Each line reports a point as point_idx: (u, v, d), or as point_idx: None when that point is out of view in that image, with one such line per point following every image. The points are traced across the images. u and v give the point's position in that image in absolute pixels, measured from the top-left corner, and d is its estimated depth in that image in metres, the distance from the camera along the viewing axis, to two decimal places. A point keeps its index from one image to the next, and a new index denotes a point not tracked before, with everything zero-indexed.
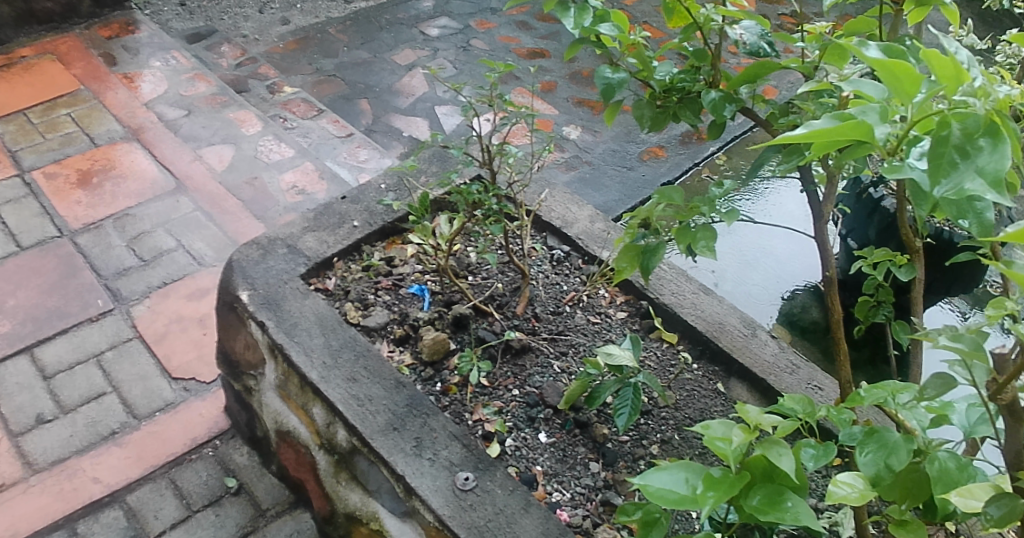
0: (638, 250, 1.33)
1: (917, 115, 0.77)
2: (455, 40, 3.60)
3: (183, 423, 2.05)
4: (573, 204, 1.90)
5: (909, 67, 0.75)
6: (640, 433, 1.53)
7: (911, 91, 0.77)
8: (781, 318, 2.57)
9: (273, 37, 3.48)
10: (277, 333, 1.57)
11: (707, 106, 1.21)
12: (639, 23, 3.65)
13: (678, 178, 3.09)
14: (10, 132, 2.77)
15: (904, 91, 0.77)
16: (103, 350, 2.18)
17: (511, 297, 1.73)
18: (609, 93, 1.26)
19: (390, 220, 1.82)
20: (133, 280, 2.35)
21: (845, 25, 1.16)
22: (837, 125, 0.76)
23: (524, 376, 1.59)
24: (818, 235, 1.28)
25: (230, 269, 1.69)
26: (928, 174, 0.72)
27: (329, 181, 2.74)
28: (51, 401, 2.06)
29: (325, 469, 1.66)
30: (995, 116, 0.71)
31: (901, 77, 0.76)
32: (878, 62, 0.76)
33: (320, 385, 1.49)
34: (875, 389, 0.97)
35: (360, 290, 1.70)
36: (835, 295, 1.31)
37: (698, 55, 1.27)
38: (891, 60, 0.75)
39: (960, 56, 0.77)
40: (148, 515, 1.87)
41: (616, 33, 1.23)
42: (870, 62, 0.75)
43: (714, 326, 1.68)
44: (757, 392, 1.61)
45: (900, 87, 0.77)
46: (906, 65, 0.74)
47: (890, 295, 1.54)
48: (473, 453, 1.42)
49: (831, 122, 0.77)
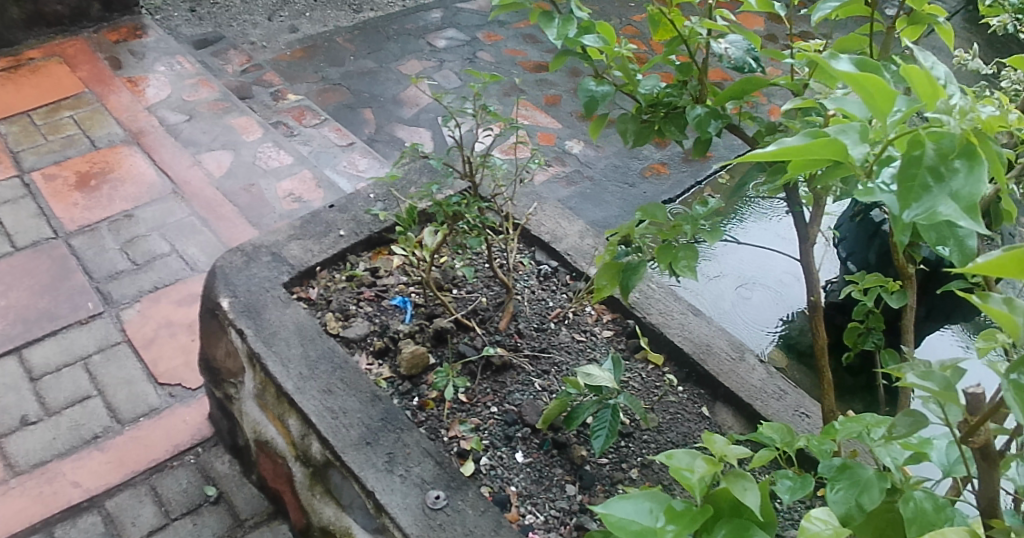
0: (619, 268, 1.29)
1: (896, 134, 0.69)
2: (462, 52, 3.60)
3: (166, 430, 2.03)
4: (564, 219, 1.87)
5: (883, 80, 0.67)
6: (619, 456, 1.50)
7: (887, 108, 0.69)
8: (779, 342, 2.53)
9: (281, 45, 3.48)
10: (255, 342, 1.55)
11: (692, 122, 1.18)
12: (646, 40, 3.64)
13: (679, 197, 3.05)
14: (13, 132, 2.78)
15: (878, 107, 0.69)
16: (90, 353, 2.16)
17: (494, 311, 1.71)
18: (592, 106, 1.23)
19: (377, 230, 1.79)
20: (124, 284, 2.34)
21: (836, 41, 1.13)
22: (809, 142, 0.69)
23: (503, 393, 1.56)
24: (804, 257, 1.24)
25: (213, 276, 1.67)
26: (898, 198, 0.62)
27: (326, 189, 2.72)
28: (35, 403, 2.05)
29: (301, 481, 1.63)
30: (973, 136, 0.61)
31: (874, 92, 0.68)
32: (850, 76, 0.68)
33: (295, 395, 1.47)
34: (851, 422, 0.93)
35: (342, 300, 1.68)
36: (819, 321, 1.27)
37: (684, 70, 1.24)
38: (862, 73, 0.67)
39: (936, 72, 0.71)
40: (125, 521, 1.85)
41: (600, 44, 1.19)
42: (840, 75, 0.67)
43: (701, 347, 1.65)
44: (742, 417, 1.57)
45: (873, 102, 0.69)
46: (878, 79, 0.66)
47: (880, 322, 1.50)
48: (445, 471, 1.39)
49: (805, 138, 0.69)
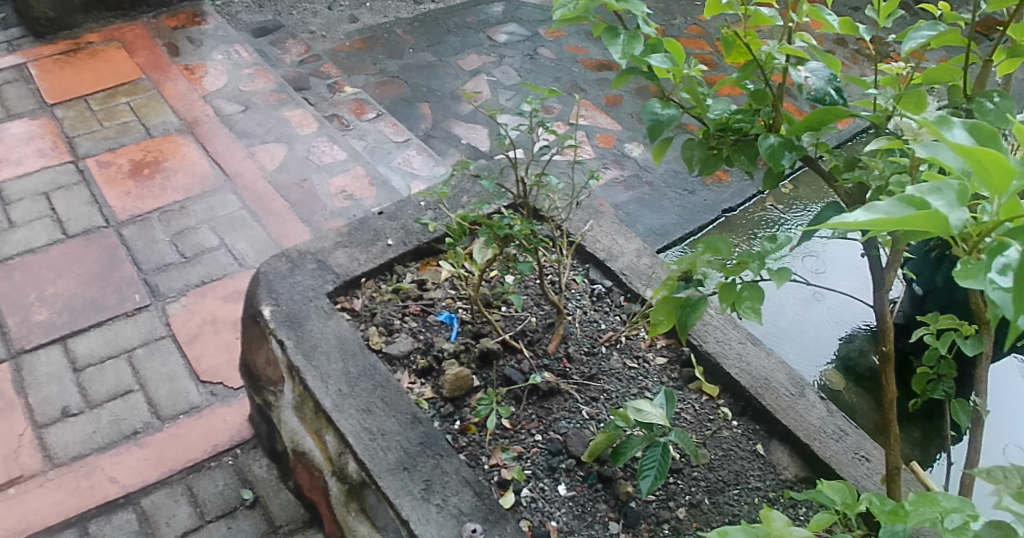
0: (677, 304, 1.21)
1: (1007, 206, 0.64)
2: (523, 48, 3.52)
3: (206, 429, 2.01)
4: (621, 236, 1.80)
5: (1003, 158, 0.60)
6: (667, 494, 1.43)
7: (1002, 184, 0.62)
8: (838, 362, 2.42)
9: (340, 35, 3.45)
10: (295, 354, 1.51)
11: (764, 153, 1.09)
12: (712, 40, 3.52)
13: (741, 206, 2.93)
14: (70, 117, 2.80)
15: (996, 185, 0.62)
16: (135, 346, 2.16)
17: (544, 333, 1.64)
18: (657, 131, 1.14)
19: (425, 240, 1.74)
20: (172, 277, 2.33)
21: (925, 71, 1.04)
22: (911, 214, 0.63)
23: (549, 420, 1.50)
24: (876, 304, 1.16)
25: (257, 281, 1.64)
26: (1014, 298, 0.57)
27: (379, 187, 2.68)
28: (78, 395, 2.05)
29: (336, 497, 1.57)
30: None
31: (992, 168, 0.61)
32: (964, 148, 0.60)
33: (333, 414, 1.43)
34: (923, 505, 0.85)
35: (387, 313, 1.64)
36: (890, 374, 1.18)
37: (758, 95, 1.15)
38: (980, 147, 0.60)
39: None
40: (160, 520, 1.84)
41: (668, 65, 1.11)
42: (954, 147, 0.59)
43: (760, 381, 1.56)
44: (799, 457, 1.49)
45: (987, 178, 0.62)
46: (999, 157, 0.59)
47: (952, 370, 1.43)
48: (484, 503, 1.33)
49: (905, 210, 0.64)
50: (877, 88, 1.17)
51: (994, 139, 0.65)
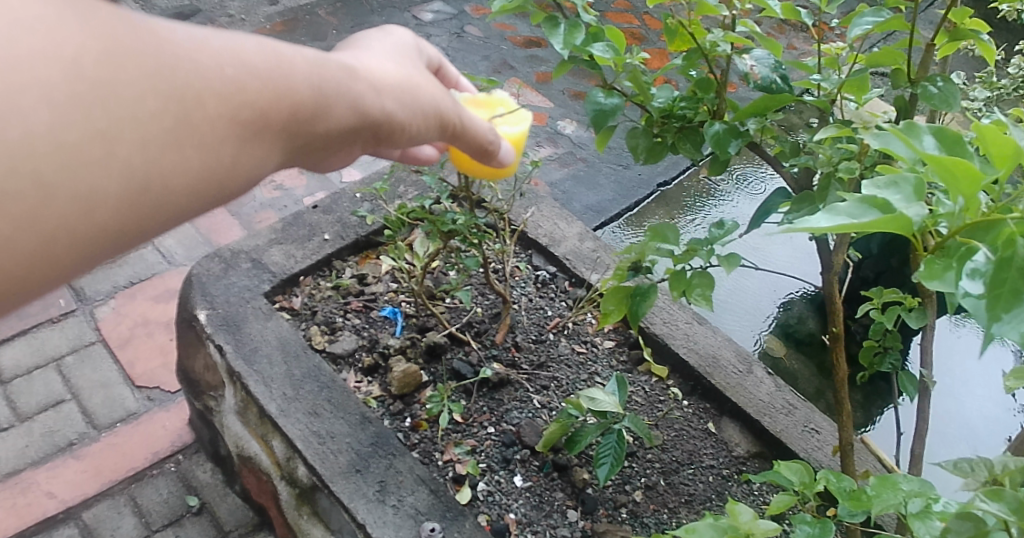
0: (627, 293, 1.21)
1: (966, 206, 0.66)
2: (449, 26, 3.45)
3: (145, 436, 1.94)
4: (562, 220, 1.79)
5: (973, 167, 0.62)
6: (622, 478, 1.44)
7: (972, 186, 0.64)
8: (776, 330, 2.45)
9: (260, 17, 3.27)
10: (235, 360, 1.45)
11: (710, 140, 1.09)
12: (638, 14, 3.52)
13: (674, 179, 2.96)
14: None
15: (963, 189, 0.64)
16: (63, 354, 2.06)
17: (491, 323, 1.63)
18: (601, 121, 1.13)
19: (364, 233, 1.71)
20: (97, 279, 2.23)
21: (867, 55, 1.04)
22: (879, 218, 0.63)
23: (501, 412, 1.49)
24: (826, 285, 1.23)
25: (189, 284, 1.56)
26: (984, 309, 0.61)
27: (310, 176, 2.61)
28: (6, 408, 1.96)
29: (287, 501, 1.51)
30: None
31: (960, 175, 0.63)
32: (937, 160, 0.62)
33: (279, 419, 1.38)
34: (886, 489, 0.79)
35: (328, 311, 1.60)
36: (840, 351, 1.24)
37: (702, 83, 1.16)
38: (950, 158, 0.62)
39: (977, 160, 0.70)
40: (104, 534, 1.77)
41: (611, 54, 1.09)
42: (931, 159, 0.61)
43: (707, 361, 1.56)
44: (749, 432, 1.50)
45: (958, 184, 0.64)
46: (969, 166, 0.61)
47: (896, 342, 1.51)
48: (441, 500, 1.30)
49: (872, 213, 0.63)
50: (819, 70, 1.19)
51: (963, 147, 0.68)
